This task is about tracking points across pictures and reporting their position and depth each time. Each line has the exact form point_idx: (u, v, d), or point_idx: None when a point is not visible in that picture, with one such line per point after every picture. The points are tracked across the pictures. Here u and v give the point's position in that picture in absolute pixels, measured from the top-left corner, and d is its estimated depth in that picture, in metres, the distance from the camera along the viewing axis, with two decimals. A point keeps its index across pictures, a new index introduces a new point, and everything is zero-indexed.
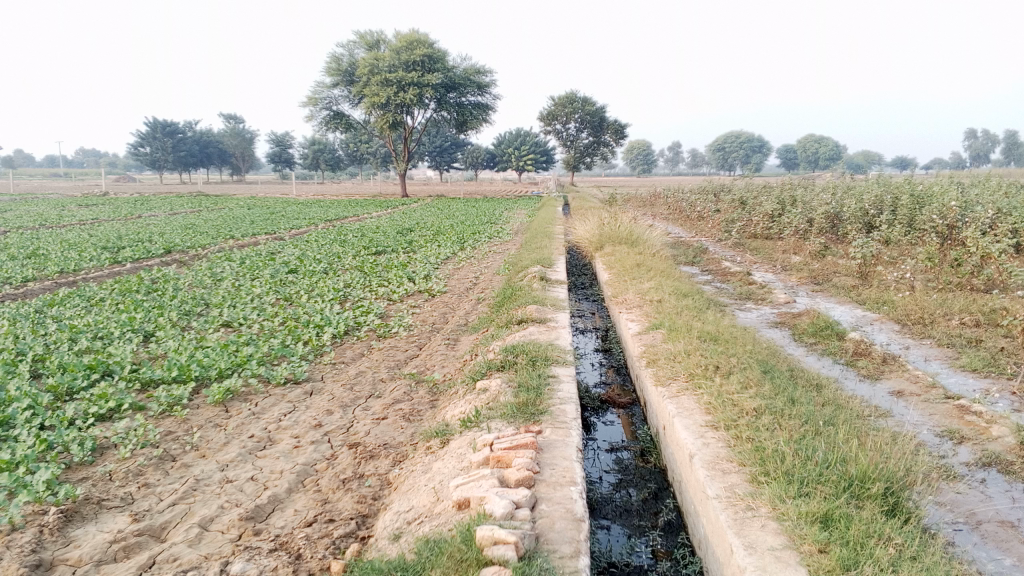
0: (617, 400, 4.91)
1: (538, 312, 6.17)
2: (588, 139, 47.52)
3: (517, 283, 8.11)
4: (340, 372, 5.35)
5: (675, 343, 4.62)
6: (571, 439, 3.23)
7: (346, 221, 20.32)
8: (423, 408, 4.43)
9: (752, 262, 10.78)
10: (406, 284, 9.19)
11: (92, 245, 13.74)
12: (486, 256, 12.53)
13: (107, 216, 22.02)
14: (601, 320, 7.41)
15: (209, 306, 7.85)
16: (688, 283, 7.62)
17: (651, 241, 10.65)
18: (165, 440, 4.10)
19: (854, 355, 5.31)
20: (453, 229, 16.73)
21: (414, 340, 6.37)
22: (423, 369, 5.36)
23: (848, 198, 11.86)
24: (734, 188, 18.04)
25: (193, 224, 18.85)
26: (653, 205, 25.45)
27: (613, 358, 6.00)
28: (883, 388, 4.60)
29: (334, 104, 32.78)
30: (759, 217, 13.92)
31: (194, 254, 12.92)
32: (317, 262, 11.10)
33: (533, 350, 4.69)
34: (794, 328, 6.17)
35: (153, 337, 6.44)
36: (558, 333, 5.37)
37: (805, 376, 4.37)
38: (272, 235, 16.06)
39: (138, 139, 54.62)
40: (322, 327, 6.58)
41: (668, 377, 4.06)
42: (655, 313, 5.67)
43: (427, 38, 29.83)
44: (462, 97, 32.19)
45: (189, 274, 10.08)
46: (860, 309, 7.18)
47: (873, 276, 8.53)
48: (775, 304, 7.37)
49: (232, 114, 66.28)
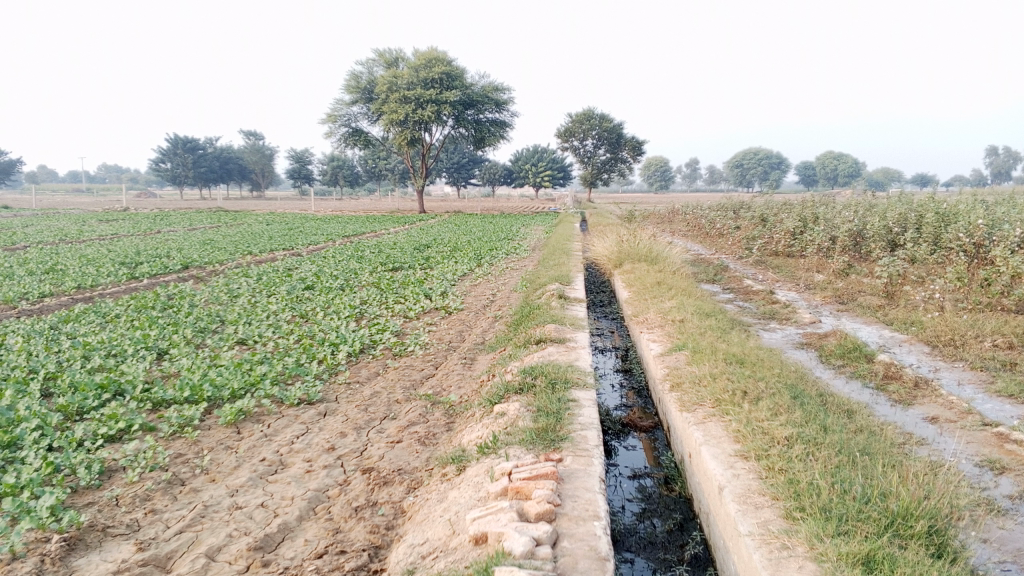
0: (639, 424, 4.77)
1: (557, 331, 6.03)
2: (606, 155, 47.47)
3: (535, 301, 7.98)
4: (354, 392, 5.24)
5: (700, 366, 4.47)
6: (593, 468, 3.10)
7: (364, 236, 20.30)
8: (440, 431, 4.30)
9: (774, 280, 10.60)
10: (422, 301, 9.09)
11: (110, 260, 13.76)
12: (504, 273, 12.41)
13: (127, 232, 22.15)
14: (621, 340, 7.26)
15: (224, 323, 7.77)
16: (710, 301, 7.46)
17: (671, 258, 10.50)
18: (175, 463, 3.99)
19: (884, 379, 5.13)
20: (471, 246, 16.64)
21: (431, 359, 6.25)
22: (439, 389, 5.24)
23: (872, 215, 11.66)
24: (755, 205, 17.87)
25: (211, 240, 18.88)
26: (672, 222, 25.31)
27: (634, 379, 5.85)
28: (917, 414, 4.42)
29: (353, 121, 32.92)
30: (781, 235, 13.73)
31: (211, 269, 12.89)
32: (334, 278, 11.03)
33: (552, 372, 4.55)
34: (821, 349, 5.99)
35: (167, 355, 6.37)
36: (578, 354, 5.23)
37: (835, 402, 4.21)
38: (289, 251, 16.05)
39: (160, 155, 55.17)
40: (338, 345, 6.47)
41: (693, 402, 3.91)
42: (677, 333, 5.52)
43: (446, 55, 29.93)
44: (479, 114, 32.22)
45: (205, 290, 10.03)
46: (888, 330, 6.99)
47: (900, 295, 8.33)
48: (799, 324, 7.19)
49: (252, 131, 66.75)
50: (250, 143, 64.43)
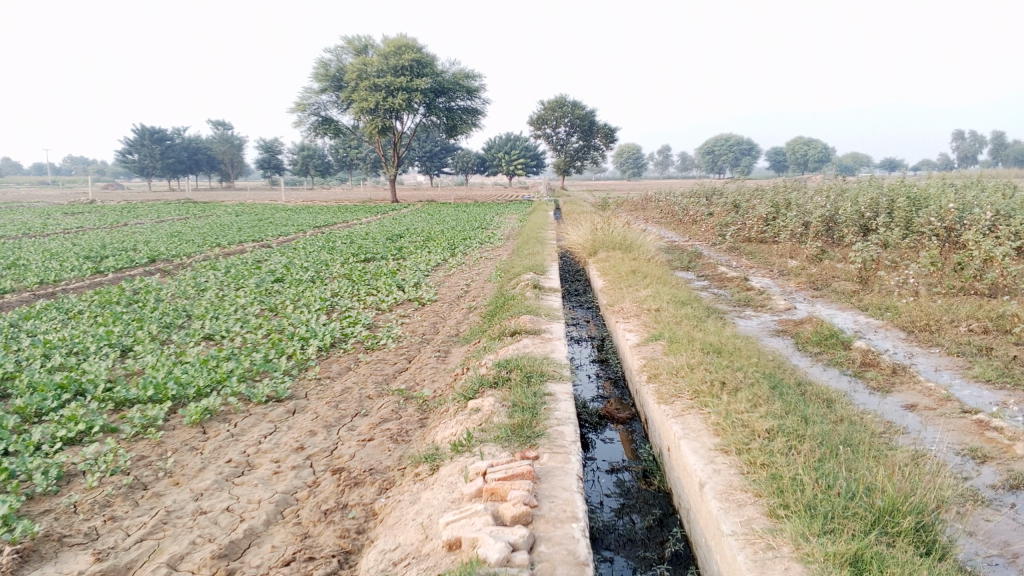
0: (616, 415, 4.68)
1: (532, 323, 5.93)
2: (578, 142, 47.38)
3: (509, 291, 7.87)
4: (324, 388, 5.10)
5: (678, 356, 4.39)
6: (571, 465, 3.00)
7: (335, 227, 20.07)
8: (413, 427, 4.19)
9: (748, 267, 10.57)
10: (395, 293, 8.95)
11: (74, 255, 13.44)
12: (478, 263, 12.28)
13: (92, 225, 21.71)
14: (596, 329, 7.18)
15: (191, 318, 7.58)
16: (685, 289, 7.39)
17: (645, 246, 10.44)
18: (137, 466, 3.84)
19: (862, 366, 5.09)
20: (443, 235, 16.49)
21: (403, 352, 6.13)
22: (412, 384, 5.12)
23: (844, 201, 11.66)
24: (727, 192, 17.86)
25: (179, 232, 18.56)
26: (645, 209, 25.31)
27: (610, 370, 5.77)
28: (895, 402, 4.38)
29: (323, 109, 32.52)
30: (754, 221, 13.71)
31: (178, 262, 12.63)
32: (305, 270, 10.84)
33: (527, 365, 4.44)
34: (797, 337, 5.94)
35: (131, 352, 6.18)
36: (553, 346, 5.13)
37: (814, 391, 4.15)
38: (259, 243, 15.79)
39: (126, 146, 54.20)
40: (308, 339, 6.32)
41: (671, 394, 3.82)
42: (654, 322, 5.44)
43: (416, 42, 29.62)
44: (451, 102, 31.97)
45: (172, 284, 9.80)
46: (863, 316, 6.96)
47: (874, 280, 8.32)
48: (775, 311, 7.15)
49: (220, 120, 65.82)
50: (218, 133, 63.53)
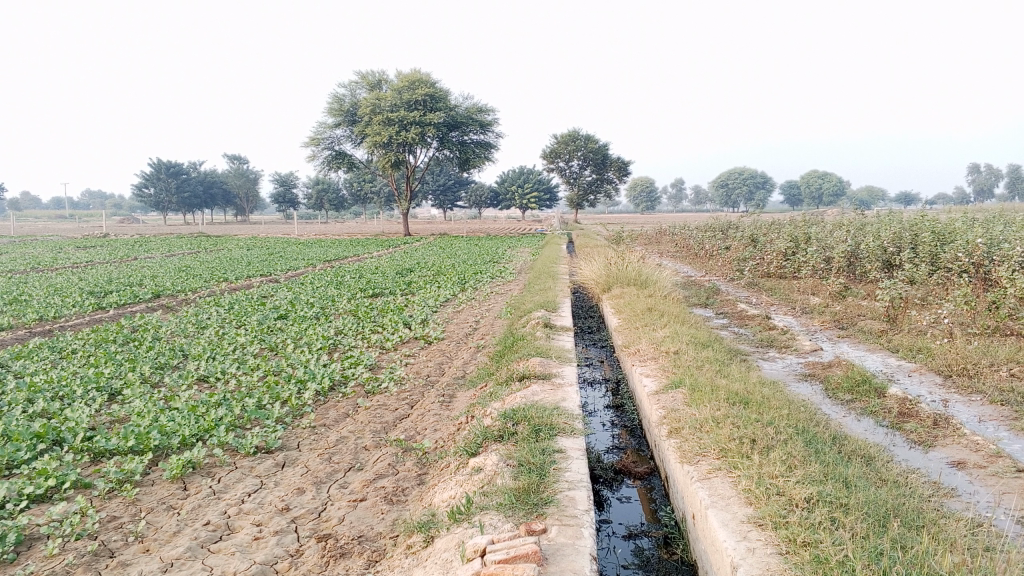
0: (633, 470, 4.31)
1: (542, 366, 5.57)
2: (591, 176, 47.30)
3: (519, 330, 7.53)
4: (318, 438, 4.75)
5: (701, 406, 4.02)
6: (582, 541, 2.63)
7: (345, 261, 19.84)
8: (410, 486, 3.82)
9: (768, 304, 10.19)
10: (401, 330, 8.62)
11: (79, 290, 13.20)
12: (489, 299, 11.97)
13: (102, 259, 21.57)
14: (611, 371, 6.81)
15: (187, 359, 7.27)
16: (704, 329, 7.02)
17: (661, 282, 10.08)
18: (106, 529, 3.48)
19: (899, 416, 4.68)
20: (454, 269, 16.19)
21: (406, 397, 5.77)
22: (412, 433, 4.75)
23: (866, 235, 11.29)
24: (743, 226, 17.55)
25: (187, 267, 18.32)
26: (659, 242, 25.03)
27: (626, 416, 5.40)
28: (940, 458, 3.98)
29: (336, 143, 32.52)
30: (772, 256, 13.34)
31: (183, 298, 12.37)
32: (310, 306, 10.54)
33: (536, 415, 4.08)
34: (826, 382, 5.54)
35: (119, 396, 5.86)
36: (565, 393, 4.76)
37: (851, 448, 3.77)
38: (267, 278, 15.52)
39: (141, 180, 54.45)
40: (305, 382, 5.99)
41: (695, 452, 3.45)
42: (673, 367, 5.07)
43: (429, 77, 29.66)
44: (464, 135, 31.92)
45: (172, 322, 9.49)
46: (894, 359, 6.55)
47: (902, 319, 7.92)
48: (800, 353, 6.76)
49: (236, 155, 66.26)
50: (233, 167, 63.89)
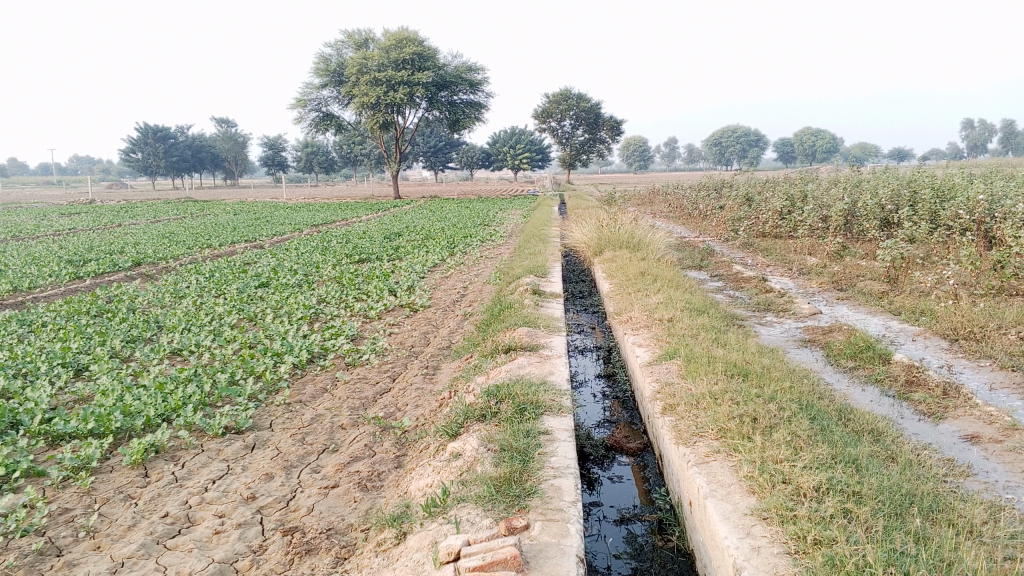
0: (625, 446, 4.06)
1: (530, 336, 5.29)
2: (583, 136, 46.72)
3: (507, 297, 7.24)
4: (292, 416, 4.48)
5: (698, 379, 3.75)
6: (569, 540, 2.38)
7: (333, 225, 19.47)
8: (386, 470, 3.56)
9: (765, 265, 9.91)
10: (385, 298, 8.33)
11: (57, 259, 12.84)
12: (478, 263, 11.66)
13: (85, 226, 21.14)
14: (602, 338, 6.55)
15: (161, 331, 6.97)
16: (699, 294, 6.75)
17: (654, 244, 9.79)
18: (55, 524, 3.20)
19: (907, 385, 4.42)
20: (444, 233, 15.86)
21: (388, 369, 5.50)
22: (392, 410, 4.48)
23: (864, 193, 10.98)
24: (737, 185, 17.22)
25: (171, 233, 17.93)
26: (652, 202, 24.70)
27: (618, 387, 5.14)
28: (952, 432, 3.74)
29: (324, 105, 31.88)
30: (768, 215, 13.04)
31: (164, 266, 12.03)
32: (293, 273, 10.23)
33: (521, 391, 3.80)
34: (827, 349, 5.28)
35: (86, 372, 5.56)
36: (554, 366, 4.48)
37: (857, 425, 3.52)
38: (252, 244, 15.15)
39: (128, 145, 53.64)
40: (282, 355, 5.71)
41: (692, 430, 3.19)
42: (668, 335, 4.79)
43: (417, 35, 29.01)
44: (453, 95, 31.30)
45: (150, 291, 9.17)
46: (897, 323, 6.30)
47: (903, 280, 7.66)
48: (799, 317, 6.50)
49: (223, 118, 65.32)
50: (221, 131, 62.96)
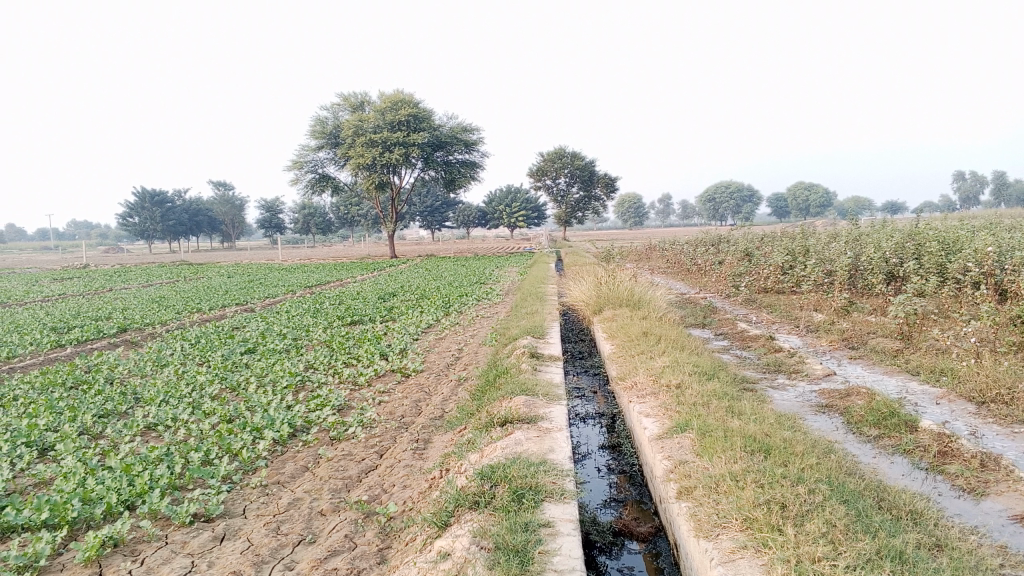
0: (635, 531, 3.67)
1: (527, 406, 4.93)
2: (579, 193, 46.82)
3: (503, 361, 6.89)
4: (268, 502, 4.09)
5: (715, 456, 3.38)
6: None
7: (327, 286, 19.17)
8: (367, 568, 3.17)
9: (770, 322, 9.58)
10: (376, 363, 7.97)
11: (41, 326, 12.46)
12: (473, 323, 11.33)
13: (76, 291, 20.78)
14: (605, 404, 6.18)
15: (138, 403, 6.58)
16: (706, 354, 6.39)
17: (655, 303, 9.47)
18: None
19: (940, 456, 4.05)
20: (439, 293, 15.55)
21: (376, 443, 5.12)
22: (377, 492, 4.10)
23: (868, 246, 10.71)
24: (735, 240, 17.01)
25: (162, 298, 17.59)
26: (650, 258, 24.49)
27: (624, 460, 4.76)
28: (997, 511, 3.36)
29: (320, 167, 31.89)
30: (769, 270, 12.76)
31: (150, 333, 11.67)
32: (282, 338, 9.88)
33: (519, 471, 3.42)
34: (847, 415, 4.90)
35: (51, 452, 5.16)
36: (554, 442, 4.10)
37: (895, 507, 3.14)
38: (242, 308, 14.82)
39: (126, 209, 53.58)
40: (261, 429, 5.33)
41: (714, 518, 2.81)
42: (677, 404, 4.43)
43: (412, 97, 29.19)
44: (449, 155, 31.34)
45: (131, 359, 8.79)
46: (916, 384, 5.93)
47: (918, 337, 7.32)
48: (812, 379, 6.13)
49: (221, 181, 65.57)
50: (219, 194, 63.17)
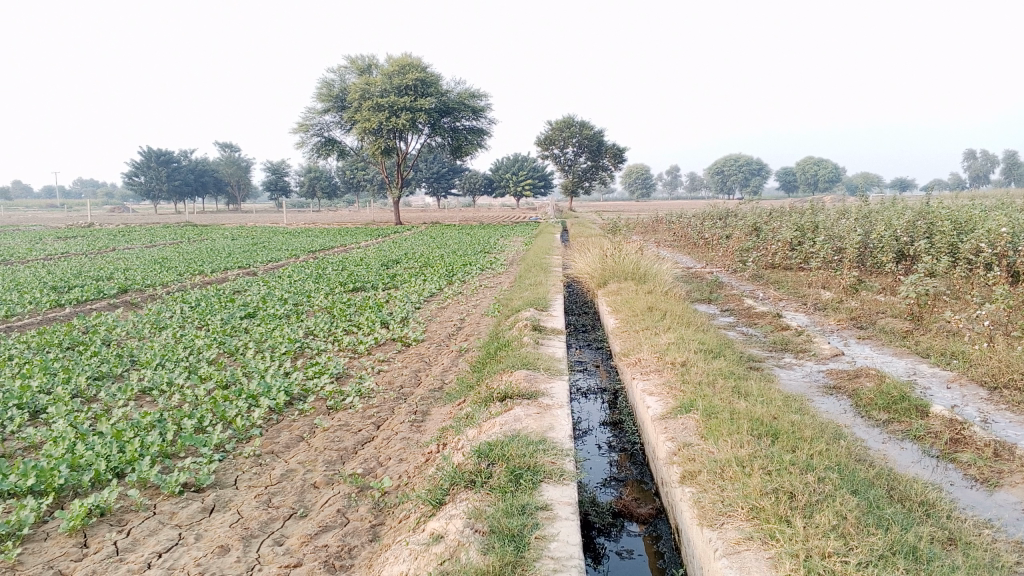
0: (635, 512, 3.57)
1: (528, 380, 4.81)
2: (586, 163, 46.47)
3: (505, 333, 6.77)
4: (260, 472, 4.00)
5: (720, 439, 3.26)
6: None
7: (330, 251, 19.05)
8: (358, 546, 3.09)
9: (777, 299, 9.44)
10: (376, 331, 7.87)
11: (41, 285, 12.37)
12: (476, 293, 11.21)
13: (79, 250, 20.70)
14: (607, 379, 6.06)
15: (134, 366, 6.49)
16: (712, 331, 6.26)
17: (661, 277, 9.32)
18: None
19: (951, 443, 3.93)
20: (442, 260, 15.43)
21: (373, 414, 5.02)
22: (371, 465, 4.00)
23: (879, 224, 10.53)
24: (744, 214, 16.81)
25: (165, 258, 17.48)
26: (656, 230, 24.30)
27: (625, 438, 4.66)
28: (1011, 503, 3.25)
29: (326, 130, 31.60)
30: (777, 246, 12.59)
31: (150, 294, 11.56)
32: (283, 303, 9.77)
33: (518, 450, 3.31)
34: (856, 398, 4.78)
35: (43, 415, 5.07)
36: (555, 420, 3.98)
37: (906, 497, 3.03)
38: (245, 271, 14.71)
39: (132, 169, 53.36)
40: (257, 396, 5.23)
41: (719, 505, 2.70)
42: (682, 383, 4.31)
43: (420, 61, 28.81)
44: (456, 121, 31.02)
45: (130, 321, 8.68)
46: (927, 367, 5.80)
47: (928, 318, 7.17)
48: (820, 359, 6.00)
49: (227, 143, 65.20)
50: (225, 156, 62.84)
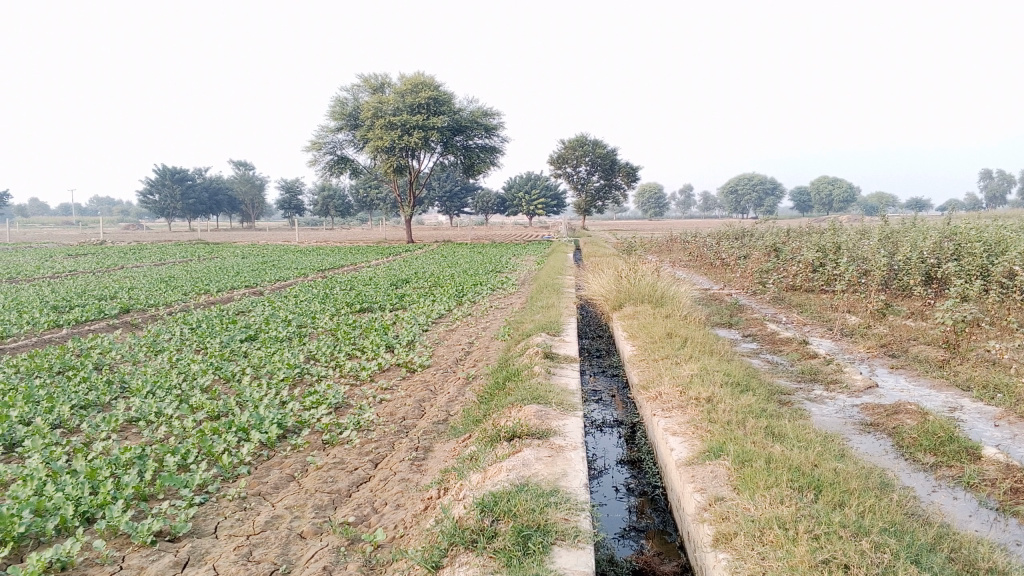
0: (658, 569, 3.19)
1: (539, 417, 4.43)
2: (600, 182, 46.15)
3: (514, 361, 6.39)
4: (244, 519, 3.63)
5: (756, 495, 2.87)
6: None
7: (339, 271, 18.72)
8: None
9: (801, 323, 9.02)
10: (381, 355, 7.49)
11: (42, 304, 12.05)
12: (487, 315, 10.84)
13: (87, 268, 20.42)
14: (625, 410, 5.68)
15: (123, 393, 6.14)
16: (735, 360, 5.86)
17: (679, 299, 8.94)
18: None
19: (1011, 494, 3.52)
20: (453, 280, 15.06)
21: (373, 450, 4.66)
22: (365, 513, 3.63)
23: (907, 245, 10.09)
24: (762, 234, 16.40)
25: (171, 277, 17.17)
26: (672, 249, 23.88)
27: (645, 479, 4.27)
28: None
29: (339, 148, 31.41)
30: (799, 267, 12.17)
31: (152, 315, 11.23)
32: (286, 325, 9.43)
33: (527, 505, 2.92)
34: (898, 438, 4.38)
35: (19, 448, 4.71)
36: (568, 465, 3.60)
37: (975, 565, 2.63)
38: (251, 291, 14.36)
39: (148, 186, 53.49)
40: (247, 429, 4.86)
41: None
42: (710, 423, 3.92)
43: (433, 79, 28.60)
44: (468, 140, 30.75)
45: (127, 344, 8.35)
46: (969, 400, 5.38)
47: (965, 347, 6.75)
48: (854, 392, 5.59)
49: (242, 161, 65.35)
50: (239, 174, 62.95)
